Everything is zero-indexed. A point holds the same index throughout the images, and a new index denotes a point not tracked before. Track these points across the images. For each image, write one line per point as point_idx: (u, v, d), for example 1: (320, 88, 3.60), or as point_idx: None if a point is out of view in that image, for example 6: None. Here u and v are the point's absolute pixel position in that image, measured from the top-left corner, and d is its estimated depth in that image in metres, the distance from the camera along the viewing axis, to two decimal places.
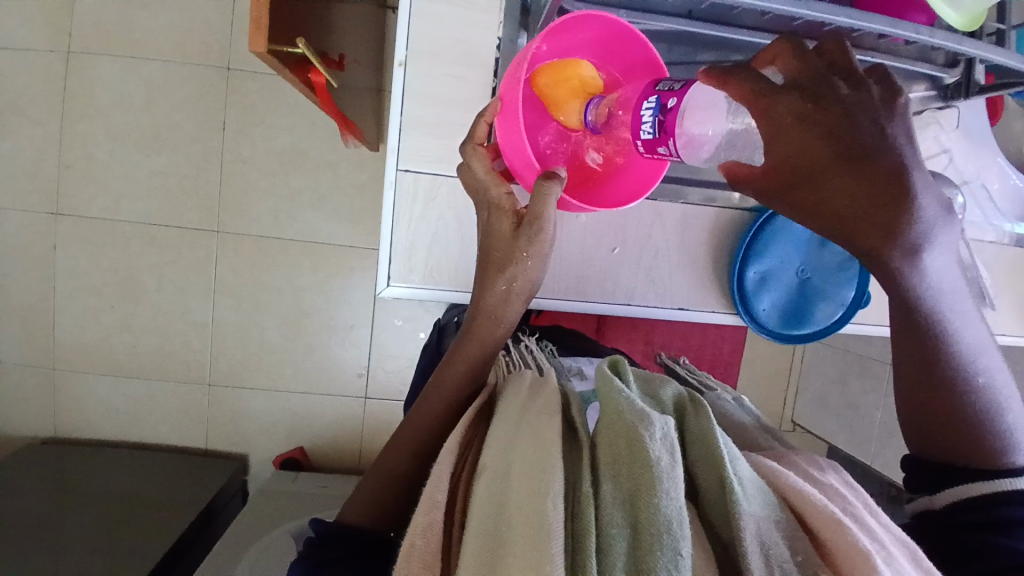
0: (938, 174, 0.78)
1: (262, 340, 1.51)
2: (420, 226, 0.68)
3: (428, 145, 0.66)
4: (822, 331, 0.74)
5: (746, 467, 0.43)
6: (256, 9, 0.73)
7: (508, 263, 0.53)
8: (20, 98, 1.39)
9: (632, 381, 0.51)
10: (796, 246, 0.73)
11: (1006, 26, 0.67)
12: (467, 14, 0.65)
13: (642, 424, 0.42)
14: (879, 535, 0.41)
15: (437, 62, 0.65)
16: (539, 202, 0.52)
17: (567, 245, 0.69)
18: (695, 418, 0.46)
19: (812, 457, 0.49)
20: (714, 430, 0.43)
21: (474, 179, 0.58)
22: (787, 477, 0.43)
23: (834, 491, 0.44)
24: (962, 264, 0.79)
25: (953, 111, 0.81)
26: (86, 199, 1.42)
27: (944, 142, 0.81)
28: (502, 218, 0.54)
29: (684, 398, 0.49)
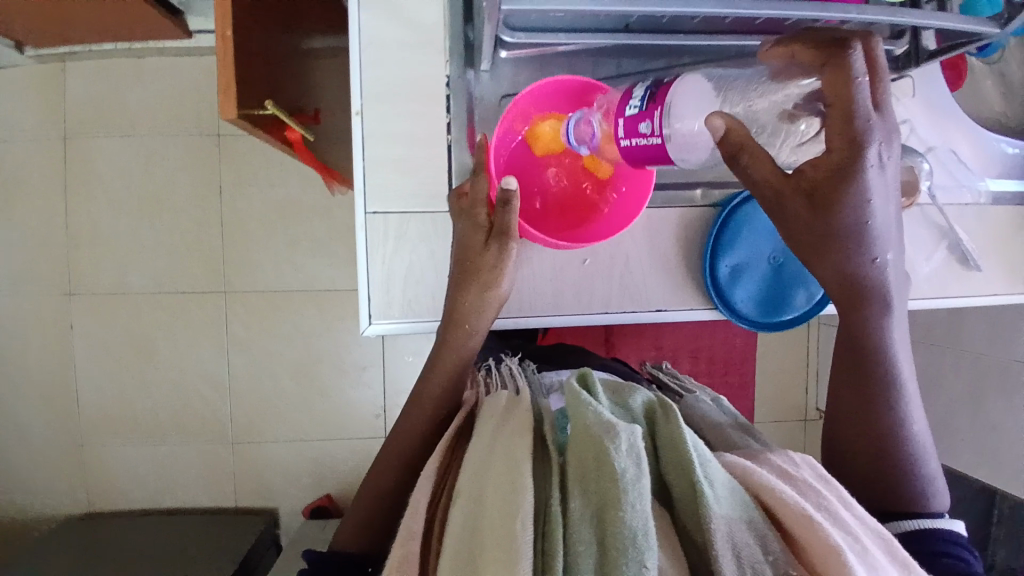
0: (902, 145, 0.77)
1: (280, 392, 1.54)
2: (394, 263, 0.69)
3: (396, 185, 0.68)
4: (802, 315, 0.73)
5: (717, 470, 0.43)
6: (224, 79, 0.78)
7: (482, 275, 0.62)
8: (26, 187, 1.46)
9: (602, 393, 0.53)
10: (765, 235, 0.72)
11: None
12: (419, 55, 0.67)
13: (608, 437, 0.42)
14: (853, 527, 0.41)
15: (395, 104, 0.67)
16: (504, 218, 0.60)
17: (538, 266, 0.70)
18: (666, 424, 0.47)
19: (785, 453, 0.48)
20: (683, 434, 0.44)
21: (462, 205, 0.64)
22: (758, 475, 0.43)
23: (807, 486, 0.44)
24: (938, 229, 0.80)
25: (907, 81, 0.81)
26: (96, 275, 1.48)
27: (903, 113, 0.82)
28: (475, 232, 0.63)
29: (653, 404, 0.51)
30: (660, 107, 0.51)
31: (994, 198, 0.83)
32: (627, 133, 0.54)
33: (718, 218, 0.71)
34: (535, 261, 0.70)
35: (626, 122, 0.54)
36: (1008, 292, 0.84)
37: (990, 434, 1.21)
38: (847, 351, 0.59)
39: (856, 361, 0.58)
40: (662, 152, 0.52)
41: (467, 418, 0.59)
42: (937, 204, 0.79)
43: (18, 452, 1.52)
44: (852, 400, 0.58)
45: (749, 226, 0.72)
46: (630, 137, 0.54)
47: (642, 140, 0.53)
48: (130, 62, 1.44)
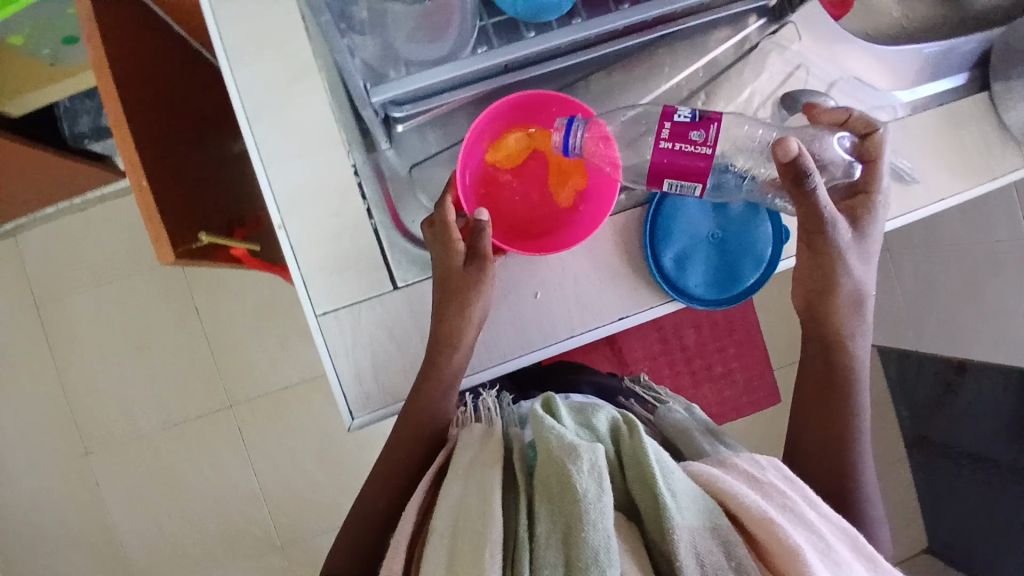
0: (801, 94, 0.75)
1: (310, 483, 1.53)
2: (359, 356, 0.69)
3: (337, 282, 0.69)
4: (757, 282, 0.74)
5: (681, 479, 0.50)
6: (154, 229, 0.80)
7: (467, 300, 0.66)
8: (16, 365, 1.48)
9: (568, 417, 0.58)
10: (698, 218, 0.74)
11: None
12: (313, 153, 0.68)
13: (570, 459, 0.48)
14: (816, 525, 0.49)
15: (308, 208, 0.68)
16: (482, 241, 0.65)
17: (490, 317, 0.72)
18: (631, 439, 0.53)
19: (752, 457, 0.56)
20: (645, 448, 0.51)
21: (436, 230, 0.67)
22: (721, 482, 0.50)
23: (772, 489, 0.51)
24: None
25: (788, 29, 0.78)
26: (106, 427, 1.50)
27: (795, 58, 0.79)
28: (453, 254, 0.66)
29: (617, 424, 0.56)
30: (713, 122, 0.59)
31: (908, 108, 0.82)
32: (669, 138, 0.60)
33: (648, 215, 0.73)
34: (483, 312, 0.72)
35: (668, 129, 0.60)
36: (957, 191, 0.83)
37: (1004, 315, 1.19)
38: (820, 386, 0.71)
39: (828, 391, 0.70)
40: (707, 162, 0.60)
41: (450, 453, 0.63)
42: None
43: None
44: (821, 430, 0.69)
45: (680, 213, 0.73)
46: (673, 141, 0.60)
47: (686, 146, 0.60)
48: (77, 217, 1.47)
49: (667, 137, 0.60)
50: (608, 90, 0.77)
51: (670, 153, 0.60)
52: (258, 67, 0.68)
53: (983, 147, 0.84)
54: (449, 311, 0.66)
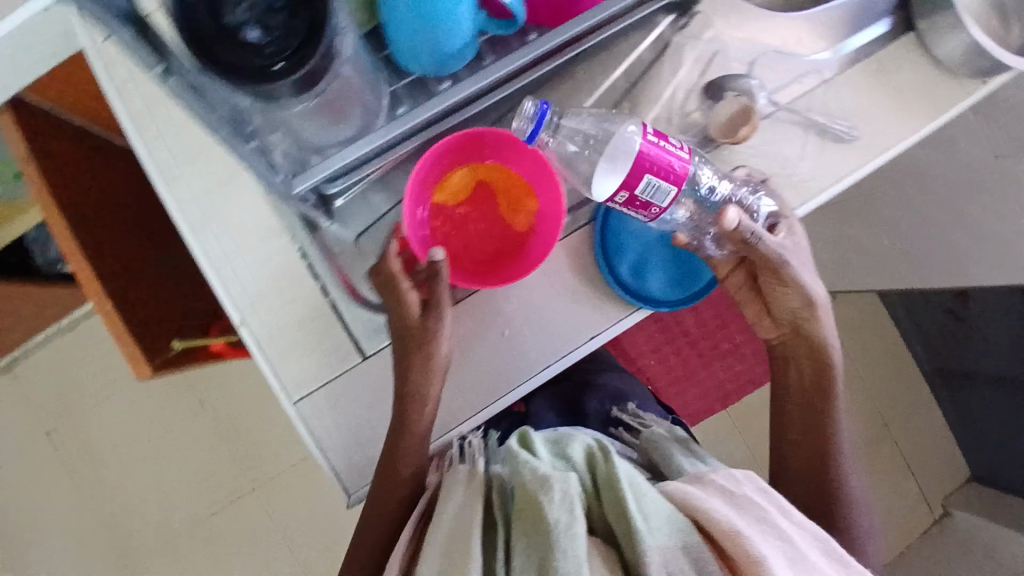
0: (719, 84, 0.75)
1: (344, 551, 1.51)
2: (343, 434, 0.69)
3: (306, 365, 0.69)
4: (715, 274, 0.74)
5: (653, 499, 0.54)
6: (127, 347, 0.81)
7: (432, 345, 0.65)
8: (36, 495, 1.48)
9: (543, 449, 0.62)
10: (645, 223, 0.74)
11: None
12: (259, 245, 0.69)
13: (543, 490, 0.52)
14: (785, 533, 0.54)
15: (264, 299, 0.69)
16: (438, 290, 0.64)
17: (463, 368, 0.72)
18: (605, 465, 0.57)
19: (729, 472, 0.60)
20: (619, 474, 0.55)
21: (383, 280, 0.65)
22: (695, 500, 0.55)
23: (745, 501, 0.56)
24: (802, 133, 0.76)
25: (696, 20, 0.76)
26: (137, 537, 1.47)
27: (711, 46, 0.76)
28: (410, 304, 0.65)
29: (593, 451, 0.60)
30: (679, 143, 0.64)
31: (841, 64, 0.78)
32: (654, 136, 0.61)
33: (596, 231, 0.72)
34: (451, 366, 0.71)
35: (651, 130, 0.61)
36: (915, 131, 0.78)
37: None
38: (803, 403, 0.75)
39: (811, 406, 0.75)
40: (681, 166, 0.61)
41: (434, 496, 0.65)
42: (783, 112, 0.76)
43: None
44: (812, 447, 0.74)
45: (629, 222, 0.73)
46: (656, 138, 0.61)
47: (668, 146, 0.61)
48: (72, 338, 1.49)
49: (654, 133, 0.61)
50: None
51: (657, 144, 0.60)
52: (190, 175, 0.69)
53: (934, 80, 0.78)
54: (414, 366, 0.66)
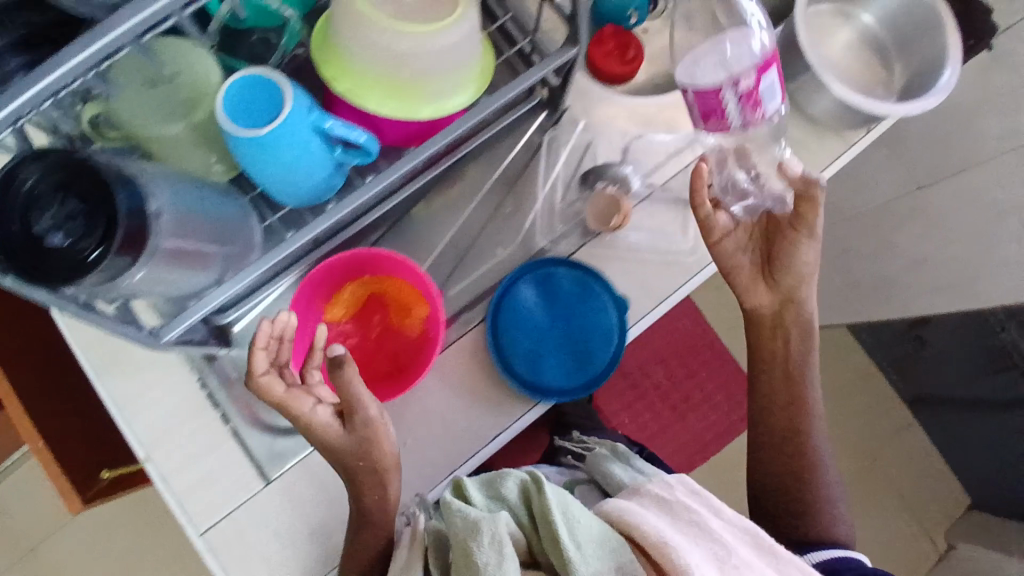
0: (594, 174, 0.78)
1: None
2: (253, 562, 0.69)
3: (210, 496, 0.70)
4: (613, 358, 0.75)
5: (586, 526, 0.60)
6: (59, 483, 0.84)
7: (367, 456, 0.66)
8: None
9: (476, 494, 0.66)
10: (539, 315, 0.76)
11: (505, 55, 0.72)
12: (159, 382, 0.71)
13: (474, 539, 0.57)
14: (717, 532, 0.61)
15: (165, 435, 0.71)
16: (347, 394, 0.62)
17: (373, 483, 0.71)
18: (540, 500, 0.62)
19: (664, 479, 0.67)
20: (551, 506, 0.60)
21: (279, 397, 0.62)
22: (627, 517, 0.61)
23: (679, 507, 0.63)
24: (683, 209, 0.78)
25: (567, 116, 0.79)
26: None
27: (584, 139, 0.80)
28: (326, 423, 0.64)
29: (525, 486, 0.65)
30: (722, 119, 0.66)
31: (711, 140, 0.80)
32: None
33: (489, 330, 0.74)
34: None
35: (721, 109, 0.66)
36: None
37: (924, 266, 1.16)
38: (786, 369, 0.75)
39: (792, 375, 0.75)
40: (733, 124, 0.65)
41: None
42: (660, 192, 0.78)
43: None
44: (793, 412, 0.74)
45: (522, 315, 0.75)
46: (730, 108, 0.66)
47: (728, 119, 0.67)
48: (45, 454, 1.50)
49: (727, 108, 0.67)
50: (422, 224, 0.80)
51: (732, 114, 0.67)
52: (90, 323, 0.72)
53: (801, 143, 0.82)
54: (364, 485, 0.66)
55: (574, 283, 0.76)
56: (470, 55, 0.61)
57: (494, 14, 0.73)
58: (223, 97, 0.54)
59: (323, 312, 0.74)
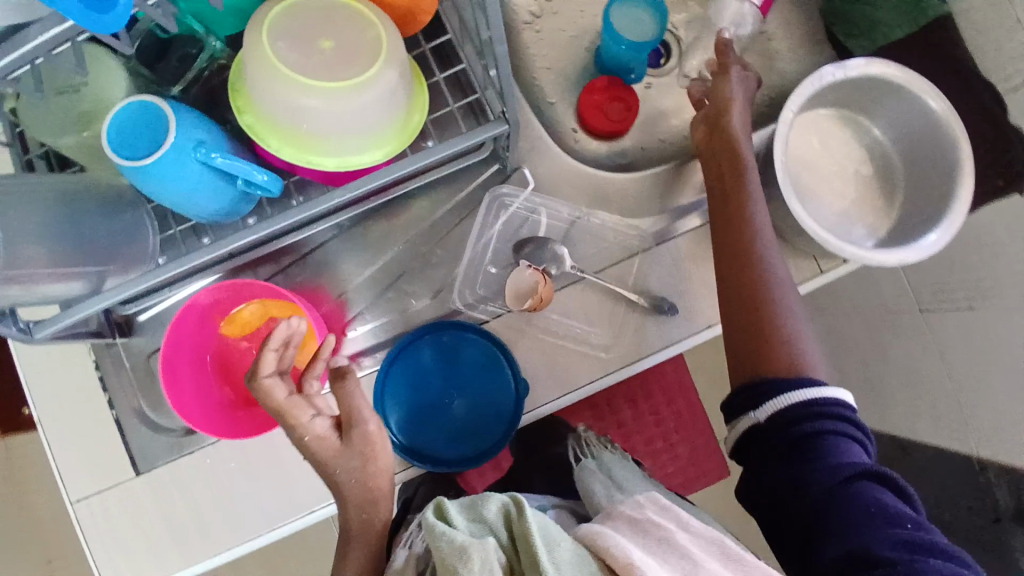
0: (532, 244, 0.74)
1: None
2: (110, 541, 0.71)
3: (87, 470, 0.72)
4: (500, 438, 0.72)
5: (566, 553, 0.51)
6: None
7: (360, 467, 0.62)
8: None
9: (458, 515, 0.54)
10: (432, 373, 0.74)
11: (448, 109, 0.68)
12: (61, 353, 0.73)
13: (462, 561, 0.49)
14: (687, 547, 0.56)
15: (59, 403, 0.73)
16: (347, 403, 0.62)
17: (234, 496, 0.71)
18: (519, 520, 0.52)
19: (637, 500, 0.63)
20: (529, 529, 0.51)
21: (275, 403, 0.60)
22: (606, 545, 0.54)
23: (652, 523, 0.58)
24: (613, 300, 0.72)
25: (517, 177, 0.75)
26: None
27: (529, 204, 0.75)
28: (319, 424, 0.61)
29: (507, 508, 0.54)
30: None
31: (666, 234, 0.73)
32: None
33: (377, 379, 0.72)
34: (220, 494, 0.71)
35: None
36: None
37: None
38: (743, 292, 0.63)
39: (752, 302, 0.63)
40: None
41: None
42: (593, 277, 0.73)
43: None
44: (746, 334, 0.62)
45: (413, 371, 0.73)
46: None
47: None
48: None
49: None
50: (345, 253, 0.77)
51: None
52: None
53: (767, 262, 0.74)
54: (349, 490, 0.62)
55: (477, 350, 0.73)
56: (378, 119, 0.58)
57: (449, 61, 0.69)
58: (109, 129, 0.55)
59: (219, 326, 0.72)
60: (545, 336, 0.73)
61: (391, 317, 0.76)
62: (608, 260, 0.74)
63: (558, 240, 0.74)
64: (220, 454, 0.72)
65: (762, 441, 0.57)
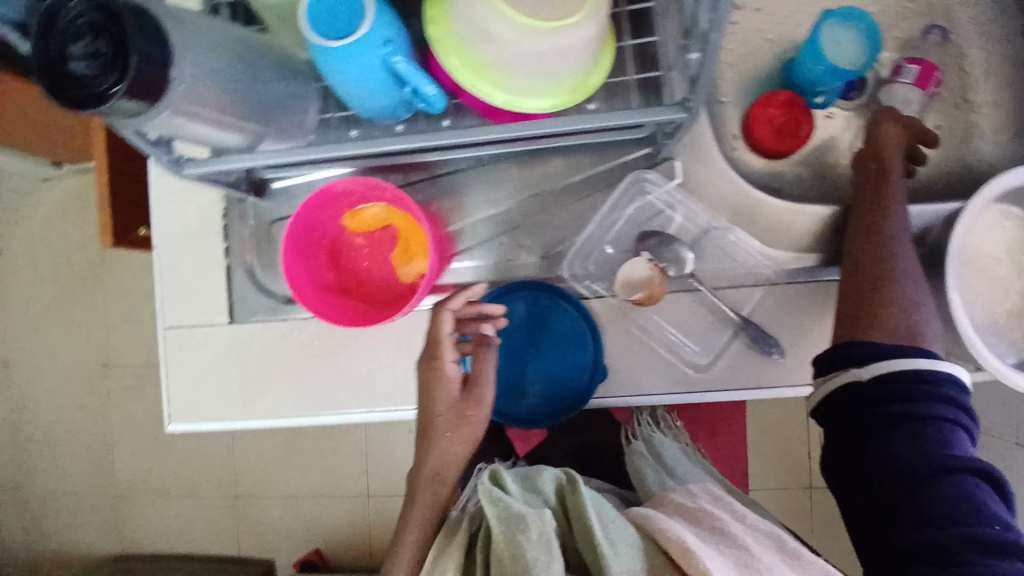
0: (659, 238, 0.72)
1: (271, 450, 1.64)
2: (189, 373, 0.78)
3: (187, 306, 0.78)
4: (564, 410, 0.73)
5: (616, 531, 0.61)
6: (102, 214, 0.94)
7: (464, 417, 0.69)
8: (73, 279, 1.71)
9: (514, 483, 0.65)
10: (520, 327, 0.74)
11: (626, 78, 0.66)
12: (195, 194, 0.78)
13: (523, 527, 0.58)
14: (741, 538, 0.62)
15: (182, 239, 0.78)
16: (480, 365, 0.70)
17: (305, 369, 0.77)
18: (574, 496, 0.62)
19: (689, 493, 0.72)
20: (583, 504, 0.61)
21: (443, 338, 0.68)
22: (655, 531, 0.63)
23: (706, 516, 0.67)
24: (719, 323, 0.71)
25: (667, 167, 0.72)
26: (129, 351, 1.69)
27: (668, 199, 0.72)
28: (454, 374, 0.68)
29: (562, 481, 0.65)
30: None
31: (792, 274, 0.71)
32: None
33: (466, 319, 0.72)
34: (294, 366, 0.77)
35: None
36: None
37: None
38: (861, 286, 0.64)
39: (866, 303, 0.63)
40: None
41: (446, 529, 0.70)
42: (708, 293, 0.70)
43: (68, 503, 1.74)
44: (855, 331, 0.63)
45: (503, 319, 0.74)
46: None
47: None
48: None
49: None
50: (473, 187, 0.77)
51: None
52: None
53: None
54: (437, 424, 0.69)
55: (569, 321, 0.73)
56: (561, 66, 0.56)
57: (643, 30, 0.66)
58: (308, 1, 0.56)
59: (340, 216, 0.74)
60: (640, 334, 0.72)
61: (498, 264, 0.76)
62: (727, 279, 0.71)
63: (685, 244, 0.71)
64: (306, 332, 0.77)
65: (863, 395, 0.60)
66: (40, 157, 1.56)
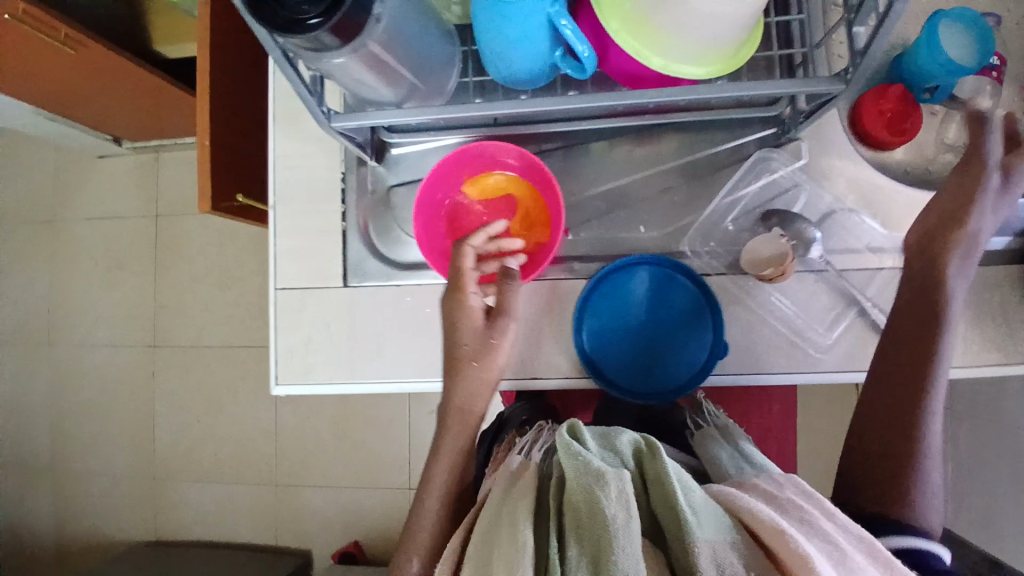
0: (786, 217, 0.72)
1: (314, 437, 1.62)
2: (298, 333, 0.78)
3: (303, 266, 0.78)
4: (680, 386, 0.72)
5: (701, 497, 0.47)
6: (200, 180, 0.93)
7: (479, 353, 0.65)
8: (126, 257, 1.72)
9: (589, 440, 0.54)
10: (637, 301, 0.74)
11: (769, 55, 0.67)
12: (317, 156, 0.79)
13: (599, 484, 0.46)
14: (836, 539, 0.45)
15: (301, 200, 0.79)
16: (504, 299, 0.67)
17: (417, 333, 0.77)
18: (652, 459, 0.50)
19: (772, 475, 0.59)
20: (665, 467, 0.48)
21: (457, 270, 0.66)
22: (740, 503, 0.47)
23: (791, 504, 0.48)
24: (844, 301, 0.71)
25: (793, 146, 0.73)
26: (177, 331, 1.69)
27: (794, 178, 0.74)
28: (474, 308, 0.66)
29: (640, 444, 0.53)
30: None
31: None
32: None
33: (585, 290, 0.73)
34: (405, 332, 0.77)
35: None
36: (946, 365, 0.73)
37: None
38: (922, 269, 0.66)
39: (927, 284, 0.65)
40: None
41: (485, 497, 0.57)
42: (835, 271, 0.71)
43: (104, 483, 1.72)
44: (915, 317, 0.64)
45: (619, 292, 0.74)
46: None
47: None
48: None
49: None
50: (591, 163, 0.78)
51: None
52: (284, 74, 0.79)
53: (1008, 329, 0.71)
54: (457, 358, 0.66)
55: (690, 297, 0.73)
56: (725, 34, 0.56)
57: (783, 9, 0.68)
58: None
59: (463, 183, 0.75)
60: (762, 311, 0.72)
61: (614, 238, 0.77)
62: (851, 259, 0.72)
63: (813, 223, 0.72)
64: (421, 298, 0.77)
65: None
66: (107, 133, 1.57)
